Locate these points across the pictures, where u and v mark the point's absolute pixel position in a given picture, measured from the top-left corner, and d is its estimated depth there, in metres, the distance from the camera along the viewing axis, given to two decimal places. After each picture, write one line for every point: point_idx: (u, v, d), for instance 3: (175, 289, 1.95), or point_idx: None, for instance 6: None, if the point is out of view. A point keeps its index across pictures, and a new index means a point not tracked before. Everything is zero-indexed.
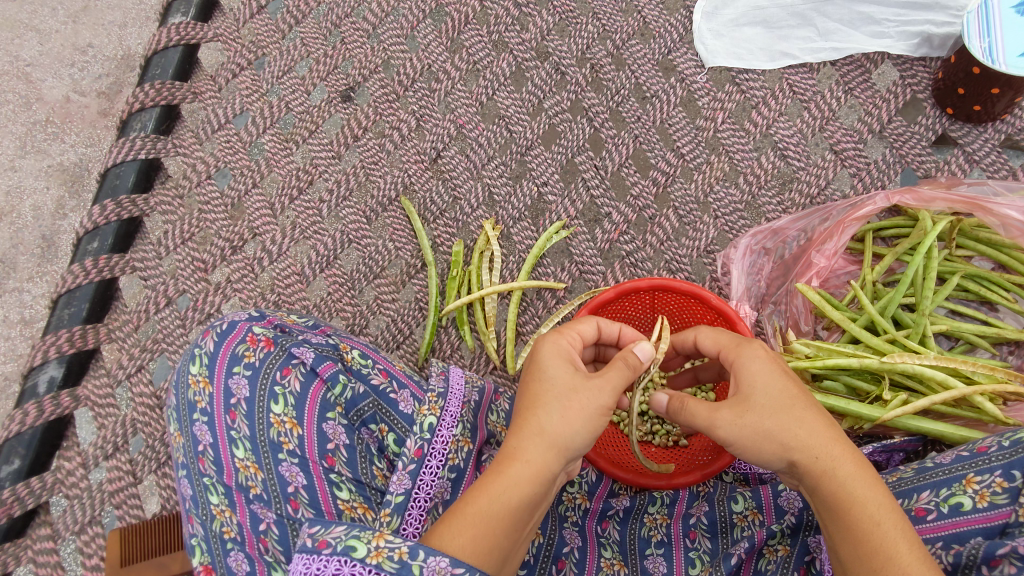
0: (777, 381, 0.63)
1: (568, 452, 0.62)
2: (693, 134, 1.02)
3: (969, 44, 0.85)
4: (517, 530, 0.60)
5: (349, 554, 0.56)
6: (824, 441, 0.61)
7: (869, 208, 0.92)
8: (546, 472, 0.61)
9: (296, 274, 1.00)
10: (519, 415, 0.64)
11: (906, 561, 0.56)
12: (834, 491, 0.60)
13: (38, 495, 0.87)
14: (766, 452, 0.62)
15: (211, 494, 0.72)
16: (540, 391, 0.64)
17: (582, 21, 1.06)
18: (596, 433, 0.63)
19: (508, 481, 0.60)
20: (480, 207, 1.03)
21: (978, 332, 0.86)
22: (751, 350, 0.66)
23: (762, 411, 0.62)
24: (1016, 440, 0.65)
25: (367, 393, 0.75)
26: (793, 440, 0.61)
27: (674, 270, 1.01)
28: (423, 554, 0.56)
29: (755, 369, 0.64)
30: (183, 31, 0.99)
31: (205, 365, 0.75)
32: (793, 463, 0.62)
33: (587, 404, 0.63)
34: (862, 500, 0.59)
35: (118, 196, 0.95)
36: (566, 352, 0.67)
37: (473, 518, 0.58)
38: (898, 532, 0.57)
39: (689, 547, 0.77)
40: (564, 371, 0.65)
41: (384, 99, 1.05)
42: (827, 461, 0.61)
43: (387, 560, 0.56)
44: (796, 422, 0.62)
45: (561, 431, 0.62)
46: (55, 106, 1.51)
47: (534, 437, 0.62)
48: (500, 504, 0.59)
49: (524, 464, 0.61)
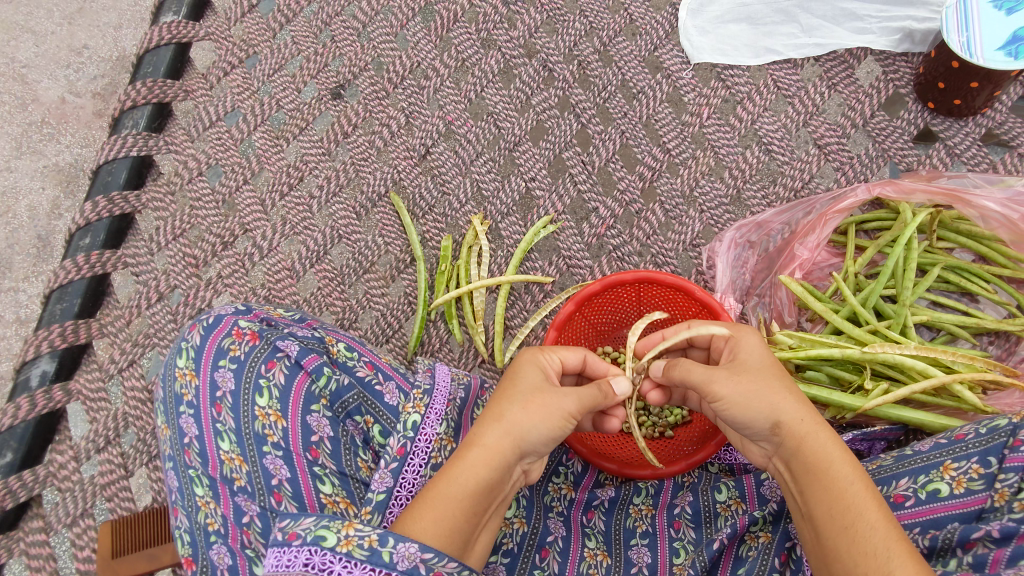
0: (766, 357, 0.67)
1: (524, 444, 0.63)
2: (679, 130, 1.03)
3: (948, 39, 0.86)
4: (476, 515, 0.61)
5: (318, 544, 0.58)
6: (807, 408, 0.63)
7: (850, 200, 0.94)
8: (500, 458, 0.62)
9: (286, 269, 1.00)
10: (487, 408, 0.66)
11: (874, 518, 0.57)
12: (815, 453, 0.61)
13: (30, 488, 0.87)
14: (758, 421, 0.63)
15: (197, 486, 0.74)
16: (510, 388, 0.66)
17: (569, 18, 1.07)
18: (553, 436, 0.64)
19: (467, 464, 0.61)
20: (468, 203, 1.05)
21: (959, 322, 0.87)
22: (745, 330, 0.70)
23: (758, 376, 0.64)
24: (993, 426, 0.65)
25: (352, 385, 0.77)
26: (782, 407, 0.62)
27: (661, 264, 1.02)
28: (393, 541, 0.57)
29: (750, 344, 0.68)
30: (175, 30, 1.00)
31: (192, 358, 0.77)
32: (782, 431, 0.63)
33: (551, 404, 0.64)
34: (838, 462, 0.61)
35: (110, 192, 0.96)
36: (544, 364, 0.70)
37: (433, 501, 0.60)
38: (868, 493, 0.59)
39: (673, 537, 0.79)
40: (537, 376, 0.67)
41: (374, 96, 1.06)
42: (808, 429, 0.62)
43: (357, 547, 0.58)
44: (774, 392, 0.63)
45: (521, 421, 0.63)
46: (51, 107, 1.52)
47: (493, 424, 0.63)
48: (458, 486, 0.61)
49: (481, 449, 0.62)
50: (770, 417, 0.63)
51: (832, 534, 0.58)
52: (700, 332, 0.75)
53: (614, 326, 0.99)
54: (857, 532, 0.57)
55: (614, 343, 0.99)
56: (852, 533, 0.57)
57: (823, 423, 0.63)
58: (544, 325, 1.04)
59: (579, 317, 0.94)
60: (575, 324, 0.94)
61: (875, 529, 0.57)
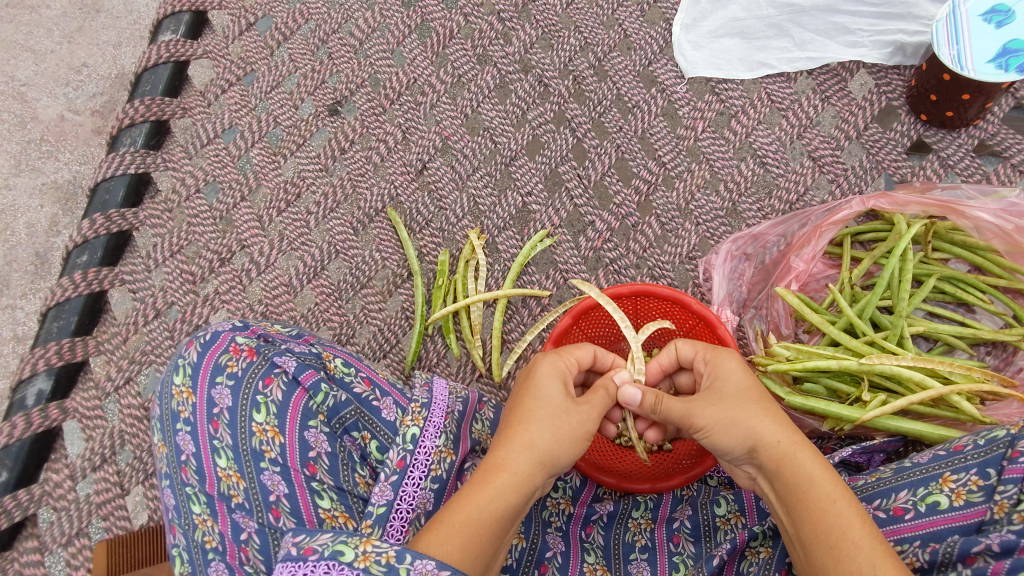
0: (743, 381, 0.68)
1: (553, 468, 0.65)
2: (674, 143, 1.04)
3: (938, 52, 0.87)
4: (501, 537, 0.62)
5: (336, 558, 0.57)
6: (785, 429, 0.64)
7: (846, 212, 0.95)
8: (530, 484, 0.63)
9: (284, 285, 1.00)
10: (506, 429, 0.66)
11: (859, 536, 0.57)
12: (794, 474, 0.62)
13: (26, 507, 0.87)
14: (734, 447, 0.65)
15: (194, 504, 0.73)
16: (533, 407, 0.66)
17: (564, 34, 1.08)
18: (576, 454, 0.67)
19: (494, 489, 0.62)
20: (465, 217, 1.05)
21: (955, 333, 0.88)
22: (725, 355, 0.71)
23: (735, 402, 0.65)
24: (992, 437, 0.65)
25: (349, 401, 0.76)
26: (759, 431, 0.64)
27: (657, 277, 1.02)
28: (410, 558, 0.57)
29: (727, 368, 0.69)
30: (173, 48, 1.01)
31: (189, 375, 0.76)
32: (759, 454, 0.64)
33: (575, 426, 0.66)
34: (819, 481, 0.61)
35: (108, 210, 0.96)
36: (564, 373, 0.70)
37: (459, 527, 0.60)
38: (852, 511, 0.59)
39: (673, 552, 0.78)
40: (557, 392, 0.67)
41: (371, 112, 1.07)
42: (787, 450, 0.63)
43: (374, 564, 0.57)
44: (750, 416, 0.64)
45: (550, 448, 0.64)
46: (49, 124, 1.52)
47: (524, 451, 0.63)
48: (489, 512, 0.61)
49: (511, 475, 0.63)
50: (748, 441, 0.64)
51: (819, 556, 0.58)
52: (684, 354, 0.75)
53: (611, 338, 0.98)
54: (842, 550, 0.57)
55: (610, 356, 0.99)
56: (837, 552, 0.57)
57: (804, 441, 0.63)
58: (541, 339, 1.04)
59: (576, 330, 0.94)
60: (572, 337, 0.94)
61: (859, 547, 0.57)
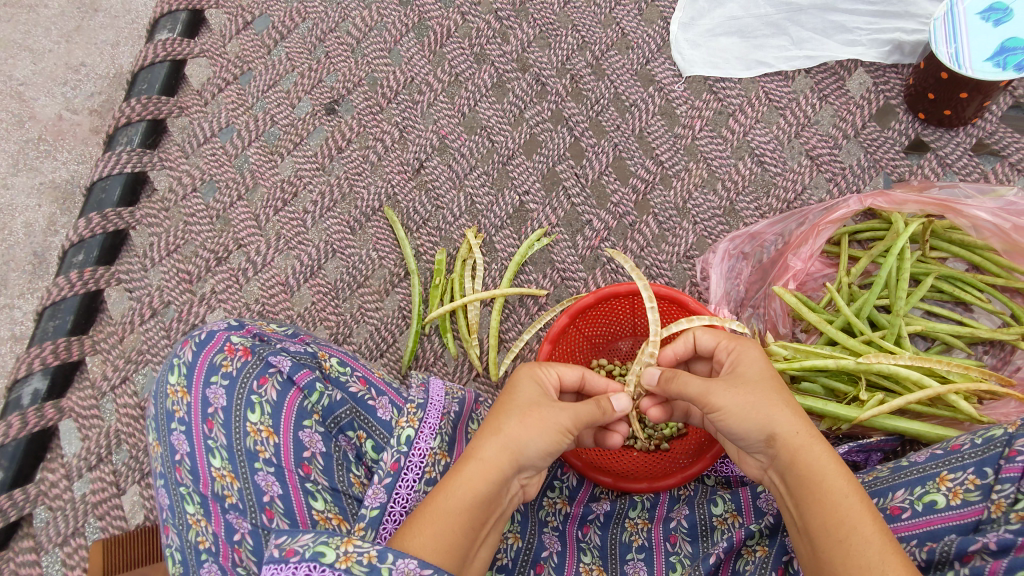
0: (763, 370, 0.67)
1: (521, 458, 0.63)
2: (672, 142, 1.03)
3: (936, 50, 0.87)
4: (474, 529, 0.61)
5: (317, 560, 0.57)
6: (802, 421, 0.63)
7: (843, 211, 0.95)
8: (497, 472, 0.62)
9: (280, 284, 1.00)
10: (484, 423, 0.66)
11: (868, 531, 0.57)
12: (808, 466, 0.61)
13: (21, 507, 0.87)
14: (751, 433, 0.64)
15: (188, 503, 0.73)
16: (507, 402, 0.67)
17: (562, 33, 1.08)
18: (550, 450, 0.64)
19: (462, 479, 0.62)
20: (462, 216, 1.05)
21: (953, 332, 0.88)
22: (748, 344, 0.70)
23: (757, 388, 0.65)
24: (989, 436, 0.65)
25: (344, 400, 0.76)
26: (776, 420, 0.63)
27: (655, 276, 1.01)
28: (392, 557, 0.57)
29: (751, 357, 0.68)
30: (170, 47, 1.01)
31: (184, 374, 0.76)
32: (776, 444, 0.63)
33: (548, 419, 0.64)
34: (833, 474, 0.61)
35: (104, 210, 0.96)
36: (542, 379, 0.70)
37: (432, 518, 0.60)
38: (863, 506, 0.59)
39: (669, 551, 0.78)
40: (533, 391, 0.68)
41: (368, 111, 1.06)
42: (803, 442, 0.62)
43: (356, 564, 0.57)
44: (769, 405, 0.63)
45: (515, 436, 0.63)
46: (48, 123, 1.52)
47: (490, 438, 0.63)
48: (456, 501, 0.61)
49: (478, 463, 0.62)
50: (765, 429, 0.63)
51: (826, 548, 0.58)
52: (704, 342, 0.75)
53: (609, 337, 0.99)
54: (851, 544, 0.57)
55: (608, 355, 0.99)
56: (846, 547, 0.57)
57: (819, 435, 0.63)
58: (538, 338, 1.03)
59: (574, 330, 0.94)
60: (569, 336, 0.94)
61: (869, 542, 0.57)
